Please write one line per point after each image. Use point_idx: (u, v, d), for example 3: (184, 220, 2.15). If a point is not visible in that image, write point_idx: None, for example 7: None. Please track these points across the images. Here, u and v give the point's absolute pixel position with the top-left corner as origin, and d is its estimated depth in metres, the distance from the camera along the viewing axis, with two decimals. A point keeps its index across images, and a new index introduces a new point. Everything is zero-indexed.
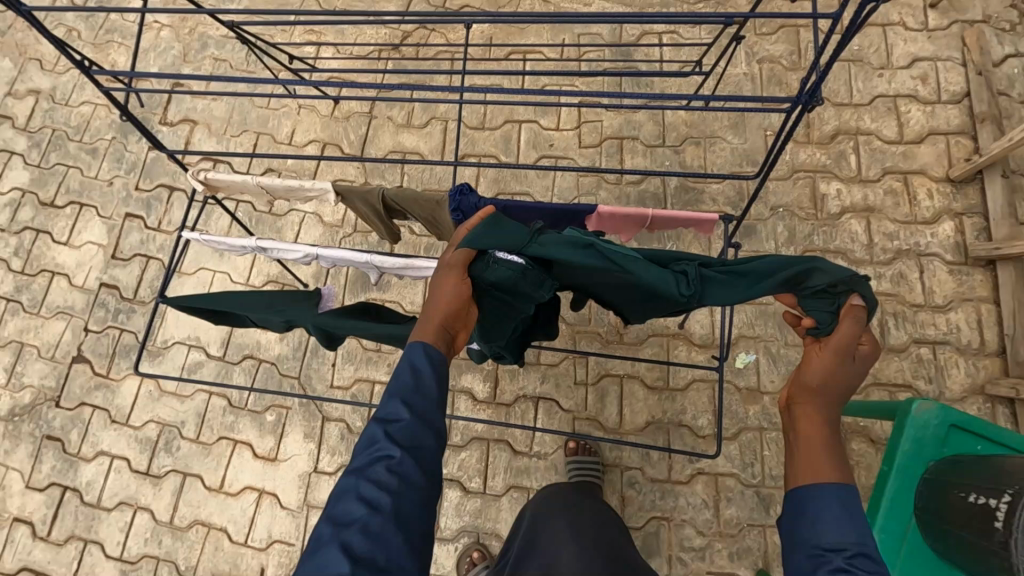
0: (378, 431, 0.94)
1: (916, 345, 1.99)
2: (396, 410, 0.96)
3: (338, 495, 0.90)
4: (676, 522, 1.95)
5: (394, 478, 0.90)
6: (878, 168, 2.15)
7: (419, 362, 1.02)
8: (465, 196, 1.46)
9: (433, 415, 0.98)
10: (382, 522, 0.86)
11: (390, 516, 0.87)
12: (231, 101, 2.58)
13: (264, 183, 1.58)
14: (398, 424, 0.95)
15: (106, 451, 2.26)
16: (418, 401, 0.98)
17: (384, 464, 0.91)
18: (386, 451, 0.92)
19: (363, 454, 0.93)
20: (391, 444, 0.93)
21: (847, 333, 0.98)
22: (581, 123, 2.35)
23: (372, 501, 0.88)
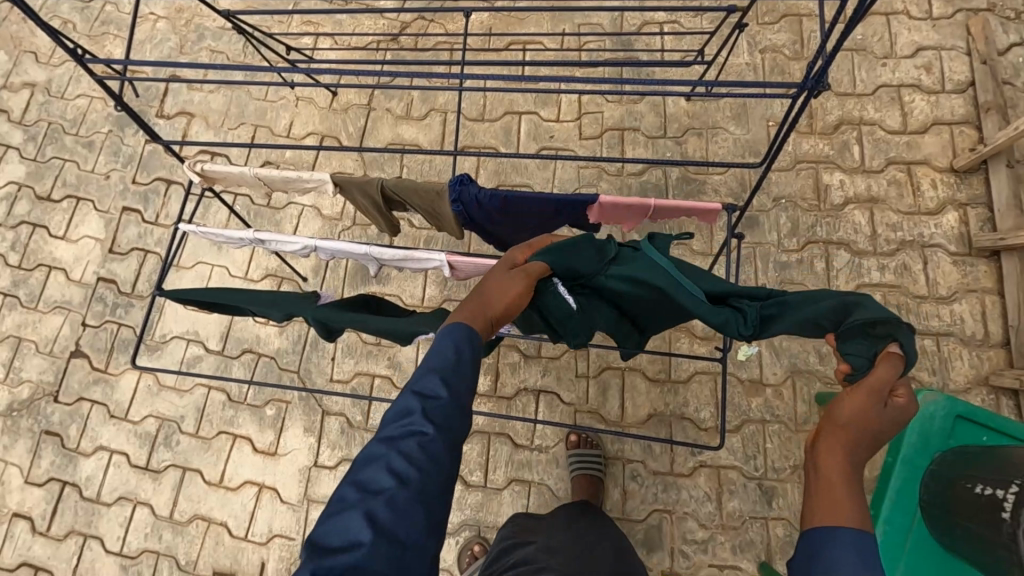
0: (411, 403, 0.92)
1: (920, 337, 1.98)
2: (432, 385, 0.93)
3: (365, 461, 0.88)
4: (678, 515, 1.94)
5: (422, 455, 0.88)
6: (882, 159, 2.13)
7: (457, 340, 0.99)
8: (466, 186, 1.45)
9: (470, 398, 0.96)
10: (407, 497, 0.84)
11: (415, 492, 0.85)
12: (228, 93, 2.56)
13: (261, 174, 1.56)
14: (433, 400, 0.92)
15: (105, 446, 2.25)
16: (457, 381, 0.95)
17: (415, 438, 0.89)
18: (418, 427, 0.90)
19: (394, 425, 0.90)
20: (424, 420, 0.90)
21: (881, 377, 0.90)
22: (582, 115, 2.33)
23: (400, 474, 0.86)
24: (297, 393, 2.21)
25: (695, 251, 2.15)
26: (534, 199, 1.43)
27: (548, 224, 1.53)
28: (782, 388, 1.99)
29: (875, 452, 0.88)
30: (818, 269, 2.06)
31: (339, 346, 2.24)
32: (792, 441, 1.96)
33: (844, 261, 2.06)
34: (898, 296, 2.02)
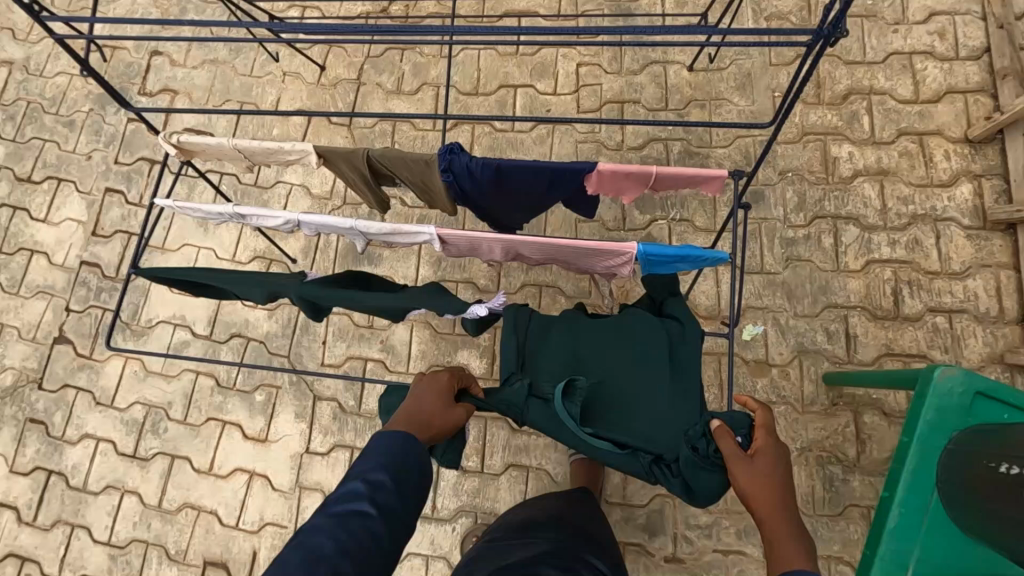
0: (358, 487, 0.98)
1: (932, 314, 1.90)
2: (380, 475, 1.01)
3: (307, 533, 0.90)
4: (681, 500, 1.88)
5: (368, 534, 0.93)
6: (892, 130, 2.04)
7: (408, 441, 1.08)
8: (456, 155, 1.36)
9: (412, 489, 1.03)
10: (348, 568, 0.88)
11: (356, 568, 0.88)
12: (212, 69, 2.46)
13: (240, 145, 1.48)
14: (380, 489, 0.99)
15: (91, 434, 2.19)
16: (403, 475, 1.03)
17: (360, 517, 0.94)
18: (365, 507, 0.95)
19: (340, 502, 0.95)
20: (370, 502, 0.96)
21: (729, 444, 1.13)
22: (580, 87, 2.24)
23: (346, 544, 0.90)
24: (287, 377, 2.15)
25: (698, 228, 2.07)
26: (528, 169, 1.34)
27: (543, 199, 1.45)
28: (789, 368, 1.92)
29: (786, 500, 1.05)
30: (826, 245, 1.99)
31: (330, 329, 2.17)
32: (798, 423, 1.89)
33: (853, 237, 1.99)
34: (909, 272, 1.94)
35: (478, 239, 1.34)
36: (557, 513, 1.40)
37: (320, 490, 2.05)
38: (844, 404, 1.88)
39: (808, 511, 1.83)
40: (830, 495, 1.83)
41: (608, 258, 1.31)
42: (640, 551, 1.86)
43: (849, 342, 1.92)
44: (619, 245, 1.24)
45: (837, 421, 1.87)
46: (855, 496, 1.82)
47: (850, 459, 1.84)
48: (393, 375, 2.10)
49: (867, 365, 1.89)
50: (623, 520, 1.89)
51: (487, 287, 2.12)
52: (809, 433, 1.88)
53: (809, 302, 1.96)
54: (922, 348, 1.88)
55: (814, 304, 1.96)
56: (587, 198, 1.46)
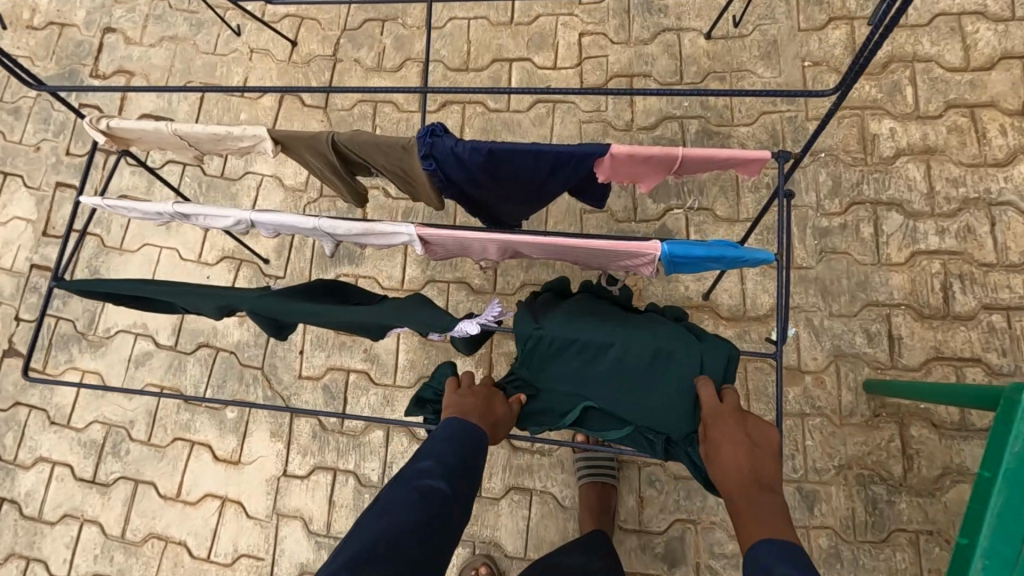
0: (429, 468, 1.07)
1: (987, 312, 1.68)
2: (448, 457, 1.10)
3: (388, 503, 1.01)
4: (704, 525, 1.67)
5: (439, 508, 1.02)
6: (939, 102, 1.80)
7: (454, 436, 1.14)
8: (438, 138, 1.12)
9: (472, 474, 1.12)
10: (424, 535, 0.97)
11: (427, 536, 0.98)
12: (171, 47, 2.20)
13: (182, 131, 1.23)
14: (447, 470, 1.08)
15: (46, 457, 1.97)
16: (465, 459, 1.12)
17: (434, 490, 1.03)
18: (436, 483, 1.05)
19: (415, 478, 1.05)
20: (442, 480, 1.05)
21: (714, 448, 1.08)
22: (583, 59, 1.99)
23: (418, 517, 0.99)
24: (261, 392, 1.93)
25: (719, 217, 1.83)
26: (528, 153, 1.10)
27: (545, 188, 1.21)
28: (825, 376, 1.70)
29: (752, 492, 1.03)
30: (865, 235, 1.76)
31: (308, 337, 1.94)
32: (834, 438, 1.67)
33: (895, 225, 1.75)
34: (960, 264, 1.71)
35: (466, 240, 1.11)
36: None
37: (300, 518, 1.83)
38: (888, 415, 1.66)
39: (848, 537, 1.62)
40: (874, 518, 1.62)
41: (625, 259, 1.08)
42: None
43: (892, 344, 1.69)
44: (639, 246, 1.01)
45: (880, 435, 1.66)
46: (902, 520, 1.61)
47: (895, 478, 1.63)
48: (379, 388, 1.88)
49: (913, 370, 1.67)
50: (638, 548, 1.68)
51: (482, 287, 1.88)
52: (848, 449, 1.66)
53: (847, 300, 1.73)
54: (977, 350, 1.66)
55: (852, 302, 1.73)
56: (597, 185, 1.21)
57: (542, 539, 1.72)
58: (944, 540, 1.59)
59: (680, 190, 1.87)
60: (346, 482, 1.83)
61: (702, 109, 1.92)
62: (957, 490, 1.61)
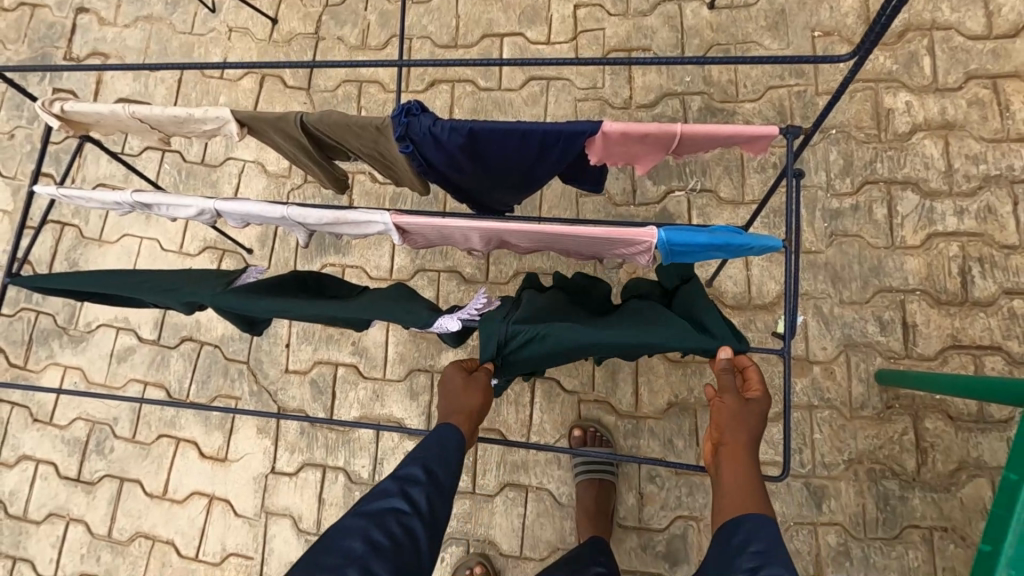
0: (391, 485, 0.98)
1: (1008, 297, 1.58)
2: (414, 470, 1.01)
3: (343, 533, 0.92)
4: (707, 523, 1.60)
5: (402, 531, 0.94)
6: (959, 73, 1.69)
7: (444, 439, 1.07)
8: (415, 117, 1.03)
9: (446, 484, 1.03)
10: (381, 564, 0.88)
11: (390, 564, 0.89)
12: (146, 27, 2.10)
13: (140, 113, 1.14)
14: (413, 485, 0.99)
15: (29, 455, 1.92)
16: (438, 467, 1.03)
17: (395, 514, 0.95)
18: (399, 506, 0.96)
19: (373, 501, 0.96)
20: (404, 499, 0.97)
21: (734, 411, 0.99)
22: (578, 33, 1.87)
23: (381, 545, 0.90)
24: (247, 387, 1.86)
25: (723, 200, 1.73)
26: (513, 132, 1.00)
27: (534, 171, 1.11)
28: (834, 366, 1.62)
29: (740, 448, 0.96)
30: (878, 217, 1.66)
31: (294, 330, 1.87)
32: (845, 432, 1.59)
33: (911, 206, 1.65)
34: (980, 247, 1.61)
35: (447, 229, 1.02)
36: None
37: (289, 517, 1.78)
38: (901, 407, 1.58)
39: (858, 535, 1.54)
40: (885, 515, 1.54)
41: (619, 247, 0.99)
42: None
43: (907, 332, 1.60)
44: (634, 232, 0.92)
45: (893, 427, 1.58)
46: (915, 516, 1.53)
47: (908, 473, 1.55)
48: (368, 383, 1.81)
49: (929, 360, 1.58)
50: (638, 547, 1.62)
51: (474, 276, 1.80)
52: (858, 443, 1.58)
53: (858, 287, 1.64)
54: (996, 338, 1.57)
55: (864, 289, 1.64)
56: (590, 167, 1.12)
57: (538, 538, 1.66)
58: (960, 538, 1.51)
59: (682, 170, 1.76)
60: (336, 479, 1.77)
61: (704, 84, 1.81)
62: (974, 484, 1.53)
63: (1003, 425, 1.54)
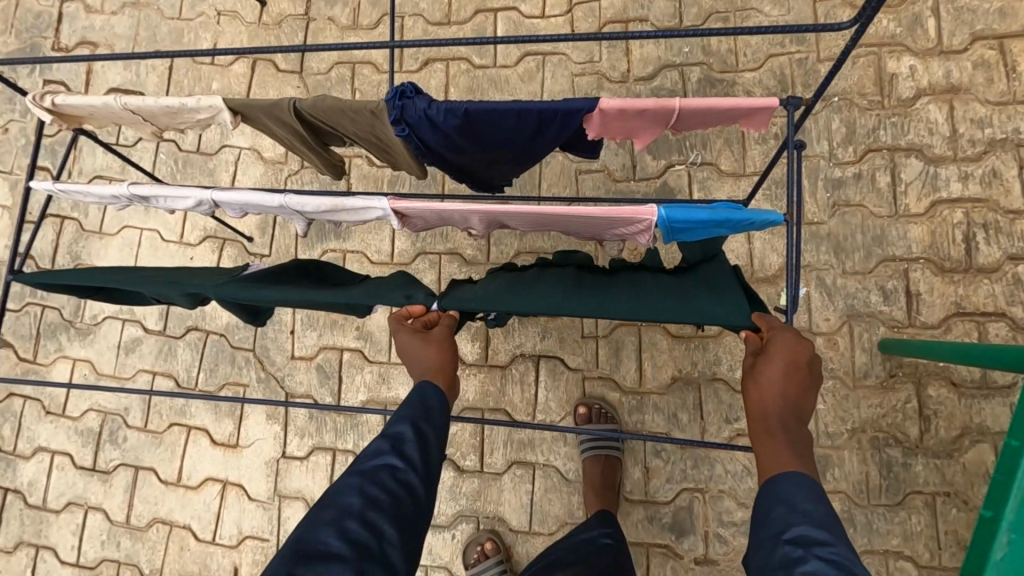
0: (383, 443, 0.95)
1: (1013, 262, 1.57)
2: (402, 428, 0.97)
3: (339, 489, 0.89)
4: (712, 494, 1.63)
5: (398, 486, 0.91)
6: (964, 35, 1.65)
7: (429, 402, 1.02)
8: (409, 100, 1.01)
9: (434, 442, 0.99)
10: (381, 517, 0.87)
11: (389, 518, 0.87)
12: (134, 13, 2.07)
13: (132, 105, 1.12)
14: (405, 443, 0.95)
15: (45, 447, 1.95)
16: (427, 426, 0.99)
17: (388, 470, 0.92)
18: (392, 463, 0.93)
19: (366, 458, 0.93)
20: (396, 455, 0.94)
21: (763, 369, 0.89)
22: (573, 6, 1.83)
23: (376, 498, 0.88)
24: (254, 374, 1.88)
25: (724, 173, 1.72)
26: (507, 110, 0.98)
27: (531, 148, 1.10)
28: (837, 337, 1.62)
29: (774, 407, 0.87)
30: (881, 185, 1.64)
31: (298, 317, 1.88)
32: (848, 401, 1.60)
33: (915, 172, 1.63)
34: (985, 213, 1.60)
35: (447, 213, 1.01)
36: (580, 556, 1.22)
37: (302, 499, 1.81)
38: (905, 375, 1.59)
39: (862, 502, 1.56)
40: (888, 482, 1.56)
41: (619, 226, 0.98)
42: (668, 554, 1.62)
43: (910, 302, 1.60)
44: (632, 210, 0.90)
45: (897, 396, 1.59)
46: (918, 482, 1.55)
47: (911, 440, 1.57)
48: (374, 366, 1.83)
49: (932, 328, 1.58)
50: (645, 520, 1.65)
51: (475, 258, 1.80)
52: (861, 412, 1.59)
53: (862, 257, 1.63)
54: (1000, 305, 1.56)
55: (867, 259, 1.63)
56: (587, 144, 1.10)
57: (547, 514, 1.69)
58: (963, 502, 1.53)
59: (682, 143, 1.74)
60: (346, 462, 1.80)
61: (703, 55, 1.77)
62: (976, 450, 1.54)
63: (1007, 390, 1.54)
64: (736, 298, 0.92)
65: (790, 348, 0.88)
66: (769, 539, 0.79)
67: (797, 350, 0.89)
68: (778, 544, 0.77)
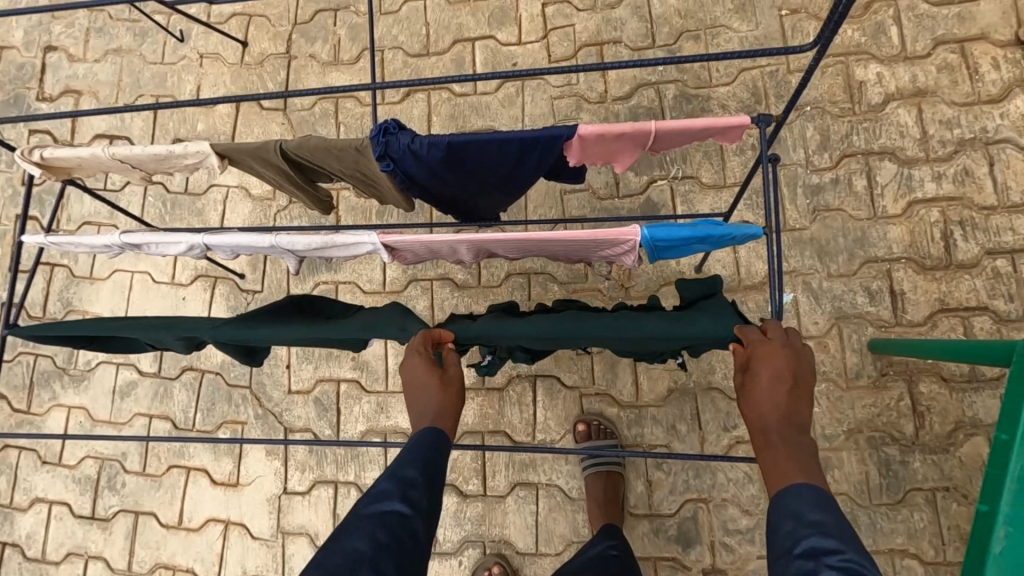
0: (390, 485, 0.95)
1: (991, 257, 1.61)
2: (409, 471, 0.97)
3: (344, 534, 0.89)
4: (716, 503, 1.63)
5: (404, 532, 0.91)
6: (927, 40, 1.71)
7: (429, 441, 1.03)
8: (393, 137, 1.04)
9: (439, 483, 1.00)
10: (389, 563, 0.87)
11: (396, 563, 0.88)
12: (116, 60, 2.09)
13: (120, 155, 1.14)
14: (413, 488, 0.95)
15: (42, 497, 1.93)
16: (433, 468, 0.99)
17: (394, 515, 0.92)
18: (398, 508, 0.93)
19: (373, 502, 0.93)
20: (403, 500, 0.94)
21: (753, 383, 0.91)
22: (548, 32, 1.88)
23: (383, 544, 0.88)
24: (252, 411, 1.87)
25: (705, 185, 1.75)
26: (489, 141, 1.01)
27: (516, 177, 1.12)
28: (828, 340, 1.64)
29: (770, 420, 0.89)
30: (858, 189, 1.68)
31: (293, 351, 1.88)
32: (843, 402, 1.62)
33: (890, 175, 1.68)
34: (961, 210, 1.64)
35: (436, 244, 1.03)
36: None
37: (306, 534, 1.80)
38: (896, 373, 1.61)
39: (864, 502, 1.58)
40: (888, 480, 1.58)
41: (605, 248, 1.00)
42: (676, 567, 1.62)
43: (895, 301, 1.63)
44: (617, 232, 0.93)
45: (890, 394, 1.61)
46: (917, 479, 1.57)
47: (907, 438, 1.59)
48: (372, 396, 1.83)
49: (919, 326, 1.61)
50: (652, 533, 1.65)
51: (467, 282, 1.82)
52: (856, 412, 1.61)
53: (845, 260, 1.66)
54: (983, 299, 1.60)
55: (851, 261, 1.66)
56: (570, 168, 1.13)
57: (552, 533, 1.69)
58: (962, 496, 1.55)
59: (663, 157, 1.78)
60: (348, 494, 1.79)
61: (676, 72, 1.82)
62: (971, 443, 1.56)
63: (996, 382, 1.57)
64: (727, 316, 0.96)
65: (772, 359, 0.90)
66: (781, 556, 0.80)
67: (777, 361, 0.90)
68: (790, 559, 0.79)
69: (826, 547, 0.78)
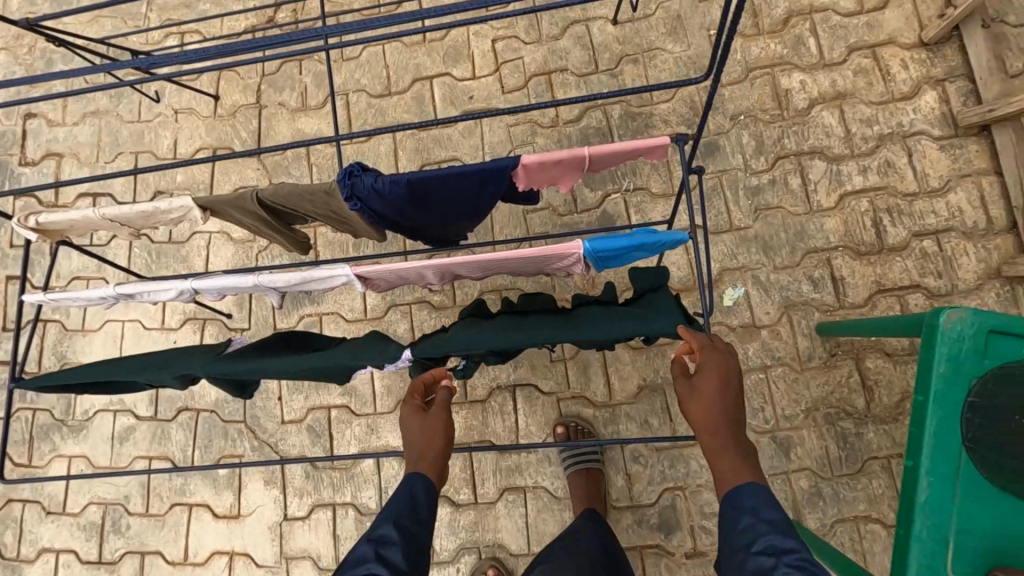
0: (368, 549, 1.00)
1: (918, 239, 1.76)
2: (387, 530, 1.03)
3: None
4: (692, 489, 1.75)
5: None
6: (842, 48, 1.88)
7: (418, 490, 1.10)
8: (357, 179, 1.16)
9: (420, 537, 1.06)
10: None
11: None
12: (94, 121, 2.20)
13: (110, 214, 1.25)
14: (388, 546, 1.01)
15: (49, 547, 1.99)
16: (411, 524, 1.06)
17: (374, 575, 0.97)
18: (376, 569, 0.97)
19: (352, 567, 0.98)
20: (381, 561, 0.99)
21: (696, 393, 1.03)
22: (500, 65, 2.03)
23: None
24: (248, 444, 1.96)
25: (656, 195, 1.90)
26: (444, 177, 1.13)
27: (472, 205, 1.25)
28: (779, 327, 1.78)
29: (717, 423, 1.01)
30: (794, 187, 1.84)
31: (283, 383, 1.97)
32: (798, 383, 1.75)
33: (820, 172, 1.83)
34: (887, 198, 1.79)
35: (404, 271, 1.15)
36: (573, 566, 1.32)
37: (309, 557, 1.87)
38: (844, 353, 1.75)
39: (826, 475, 1.70)
40: (846, 453, 1.70)
41: (555, 261, 1.12)
42: (660, 553, 1.73)
43: (837, 286, 1.77)
44: (561, 247, 1.05)
45: (840, 372, 1.74)
46: (872, 448, 1.69)
47: (859, 411, 1.72)
48: (362, 419, 1.93)
49: (860, 307, 1.75)
50: (635, 523, 1.75)
51: (443, 303, 1.93)
52: (812, 392, 1.74)
53: (788, 252, 1.81)
54: (915, 277, 1.74)
55: (793, 253, 1.80)
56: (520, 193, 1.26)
57: (542, 533, 1.79)
58: None
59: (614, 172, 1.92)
60: (346, 514, 1.88)
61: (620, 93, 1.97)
62: None
63: None
64: (670, 311, 1.08)
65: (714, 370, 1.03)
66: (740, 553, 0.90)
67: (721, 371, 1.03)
68: (749, 555, 0.89)
69: (785, 547, 0.87)
